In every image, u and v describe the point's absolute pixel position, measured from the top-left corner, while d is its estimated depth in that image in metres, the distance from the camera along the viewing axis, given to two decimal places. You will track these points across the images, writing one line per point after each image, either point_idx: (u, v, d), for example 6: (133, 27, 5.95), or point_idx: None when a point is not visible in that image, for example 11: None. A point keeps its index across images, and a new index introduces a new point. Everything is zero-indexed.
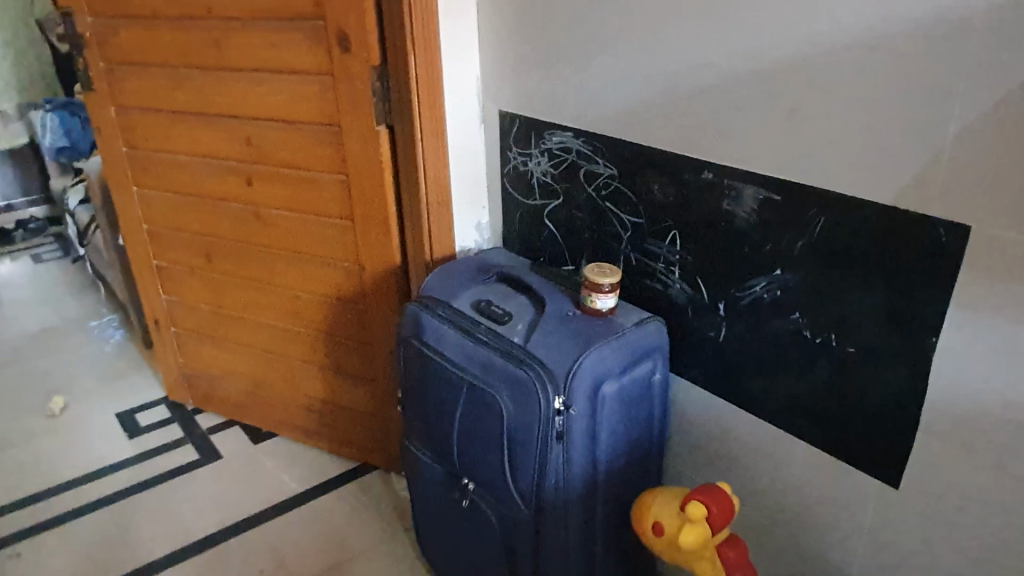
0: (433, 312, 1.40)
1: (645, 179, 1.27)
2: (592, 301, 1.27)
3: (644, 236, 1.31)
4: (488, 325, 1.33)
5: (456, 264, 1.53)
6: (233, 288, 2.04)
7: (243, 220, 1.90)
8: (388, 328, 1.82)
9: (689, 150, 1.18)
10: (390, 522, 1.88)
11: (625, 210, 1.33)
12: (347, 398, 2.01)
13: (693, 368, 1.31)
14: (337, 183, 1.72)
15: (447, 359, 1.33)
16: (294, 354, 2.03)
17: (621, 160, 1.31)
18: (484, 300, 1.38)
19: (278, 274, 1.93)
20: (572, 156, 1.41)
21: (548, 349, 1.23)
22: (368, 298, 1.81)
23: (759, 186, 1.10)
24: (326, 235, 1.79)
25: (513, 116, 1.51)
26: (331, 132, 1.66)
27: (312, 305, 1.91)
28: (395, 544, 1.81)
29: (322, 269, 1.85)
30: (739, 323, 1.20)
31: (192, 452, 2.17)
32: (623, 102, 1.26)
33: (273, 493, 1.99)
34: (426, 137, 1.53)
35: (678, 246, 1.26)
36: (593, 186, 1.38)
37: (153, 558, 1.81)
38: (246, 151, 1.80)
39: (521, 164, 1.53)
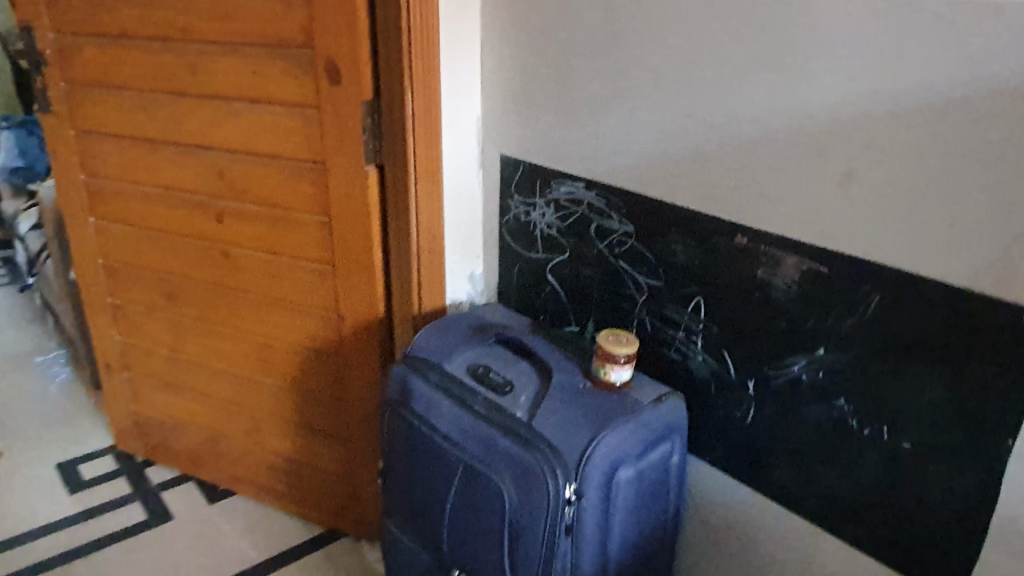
0: (423, 377, 1.25)
1: (667, 239, 1.15)
2: (605, 373, 1.14)
3: (663, 301, 1.19)
4: (486, 395, 1.18)
5: (447, 320, 1.39)
6: (195, 333, 1.86)
7: (210, 259, 1.74)
8: (367, 385, 1.66)
9: (720, 210, 1.07)
10: None
11: (642, 271, 1.21)
12: (315, 457, 1.83)
13: (713, 450, 1.18)
14: (318, 225, 1.57)
15: (439, 432, 1.19)
16: (259, 407, 1.85)
17: (639, 216, 1.18)
18: (480, 365, 1.24)
19: (247, 320, 1.76)
20: (582, 209, 1.28)
21: (556, 428, 1.09)
22: (346, 352, 1.65)
23: (802, 255, 0.98)
24: (303, 280, 1.64)
25: (517, 162, 1.38)
26: (314, 170, 1.52)
27: (283, 354, 1.75)
28: None
29: (297, 318, 1.69)
30: (772, 405, 1.08)
31: (138, 512, 1.96)
32: (645, 154, 1.15)
33: (231, 563, 1.79)
34: (420, 180, 1.39)
35: (702, 314, 1.14)
36: (604, 243, 1.26)
37: None
38: (218, 186, 1.65)
39: (523, 214, 1.41)
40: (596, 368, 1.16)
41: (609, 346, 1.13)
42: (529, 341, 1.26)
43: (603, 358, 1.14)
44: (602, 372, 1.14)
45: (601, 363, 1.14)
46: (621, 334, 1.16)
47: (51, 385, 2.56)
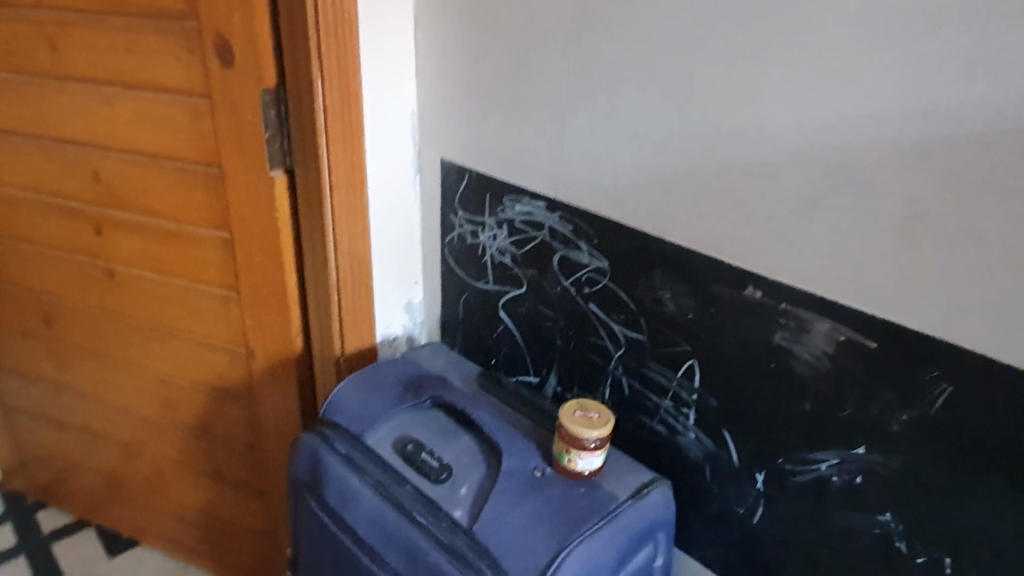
0: (338, 454, 0.97)
1: (651, 282, 0.88)
2: (570, 460, 0.87)
3: (646, 359, 0.92)
4: (416, 484, 0.92)
5: (372, 368, 1.10)
6: (82, 364, 1.54)
7: (92, 278, 1.42)
8: (286, 432, 1.37)
9: (724, 252, 0.80)
10: None
11: (618, 319, 0.94)
12: (229, 509, 1.54)
13: (706, 548, 0.93)
14: (218, 242, 1.27)
15: (356, 534, 0.92)
16: (160, 449, 1.55)
17: (615, 251, 0.91)
18: (410, 440, 0.97)
19: (140, 351, 1.45)
20: (542, 234, 1.00)
21: (507, 538, 0.83)
22: (258, 395, 1.36)
23: (838, 321, 0.72)
24: (203, 307, 1.34)
25: (461, 169, 1.10)
26: (208, 174, 1.21)
27: (185, 392, 1.45)
28: None
29: (199, 352, 1.39)
30: (789, 507, 0.82)
31: (22, 571, 1.65)
32: (625, 172, 0.87)
33: None
34: (338, 193, 1.08)
35: (697, 382, 0.87)
36: (570, 280, 0.98)
37: None
38: (95, 190, 1.33)
39: (469, 235, 1.12)
40: (557, 451, 0.89)
41: (577, 428, 0.86)
42: (474, 406, 0.98)
43: (568, 440, 0.87)
44: (565, 458, 0.88)
45: (565, 446, 0.88)
46: (592, 406, 0.90)
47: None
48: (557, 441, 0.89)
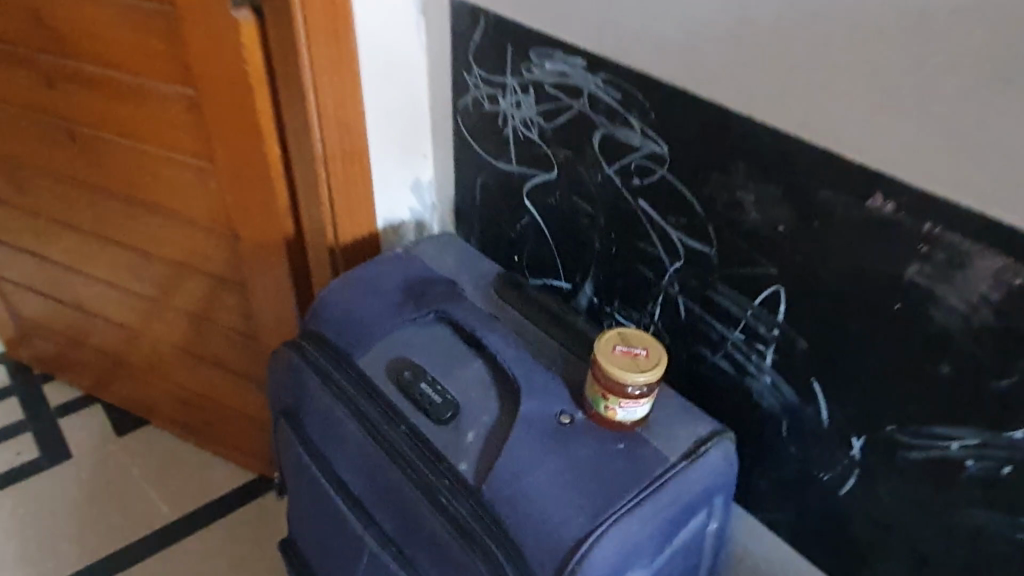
0: (324, 377, 0.80)
1: (729, 178, 0.64)
2: (608, 407, 0.68)
3: (712, 278, 0.70)
4: (414, 423, 0.73)
5: (366, 266, 0.89)
6: (61, 236, 1.37)
7: (53, 140, 1.21)
8: (283, 324, 1.21)
9: (844, 145, 0.55)
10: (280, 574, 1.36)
11: (676, 222, 0.71)
12: (232, 397, 1.42)
13: (773, 509, 0.75)
14: (184, 102, 1.03)
15: (343, 477, 0.76)
16: (154, 331, 1.41)
17: (678, 132, 0.66)
18: (408, 365, 0.77)
19: (118, 225, 1.27)
20: (580, 103, 0.75)
21: (523, 505, 0.65)
22: (249, 283, 1.18)
23: (1014, 259, 0.49)
24: (177, 179, 1.13)
25: (475, 12, 0.82)
26: (161, 15, 0.96)
27: (170, 273, 1.27)
28: None
29: (181, 231, 1.20)
30: (892, 484, 0.63)
31: (30, 447, 1.58)
32: (702, 19, 0.60)
33: (137, 523, 1.44)
34: (316, 42, 0.83)
35: (780, 314, 0.65)
36: (615, 167, 0.74)
37: None
38: (38, 33, 1.08)
39: (487, 100, 0.86)
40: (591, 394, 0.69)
41: (620, 373, 0.65)
42: (487, 326, 0.78)
43: (606, 384, 0.67)
44: (602, 404, 0.68)
45: (602, 391, 0.67)
46: (637, 337, 0.68)
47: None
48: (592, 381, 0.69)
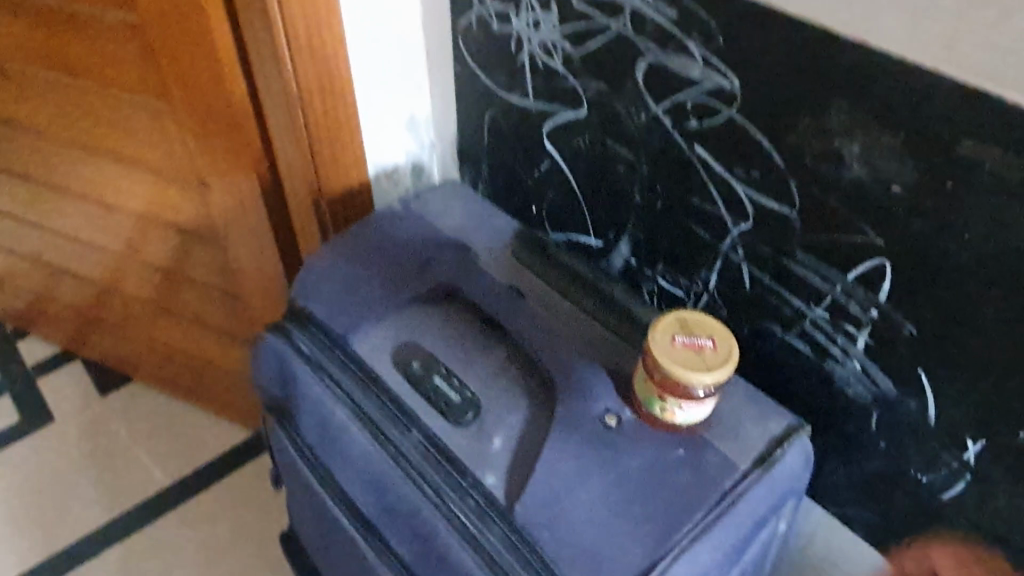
0: (316, 370, 0.67)
1: (824, 122, 0.50)
2: (662, 409, 0.56)
3: (790, 245, 0.56)
4: (427, 426, 0.61)
5: (360, 229, 0.75)
6: (11, 185, 1.21)
7: None
8: (267, 282, 1.07)
9: (996, 82, 0.42)
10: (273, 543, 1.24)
11: (745, 176, 0.57)
12: (218, 355, 1.29)
13: (851, 507, 0.64)
14: (129, 32, 0.86)
15: (348, 489, 0.65)
16: (127, 287, 1.27)
17: (757, 61, 0.51)
18: (416, 355, 0.65)
19: (72, 173, 1.10)
20: (619, 24, 0.59)
21: (569, 531, 0.55)
22: (224, 239, 1.03)
23: None
24: (130, 121, 0.96)
25: None
26: None
27: (136, 226, 1.12)
28: None
29: (142, 180, 1.04)
30: (1016, 494, 0.52)
31: (9, 408, 1.43)
32: None
33: (127, 485, 1.31)
34: None
35: (881, 293, 0.53)
36: (663, 107, 0.60)
37: None
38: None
39: (496, 19, 0.70)
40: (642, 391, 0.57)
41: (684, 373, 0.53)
42: (507, 311, 0.66)
43: (663, 384, 0.55)
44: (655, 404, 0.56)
45: (657, 390, 0.56)
46: (700, 324, 0.56)
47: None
48: (642, 376, 0.57)
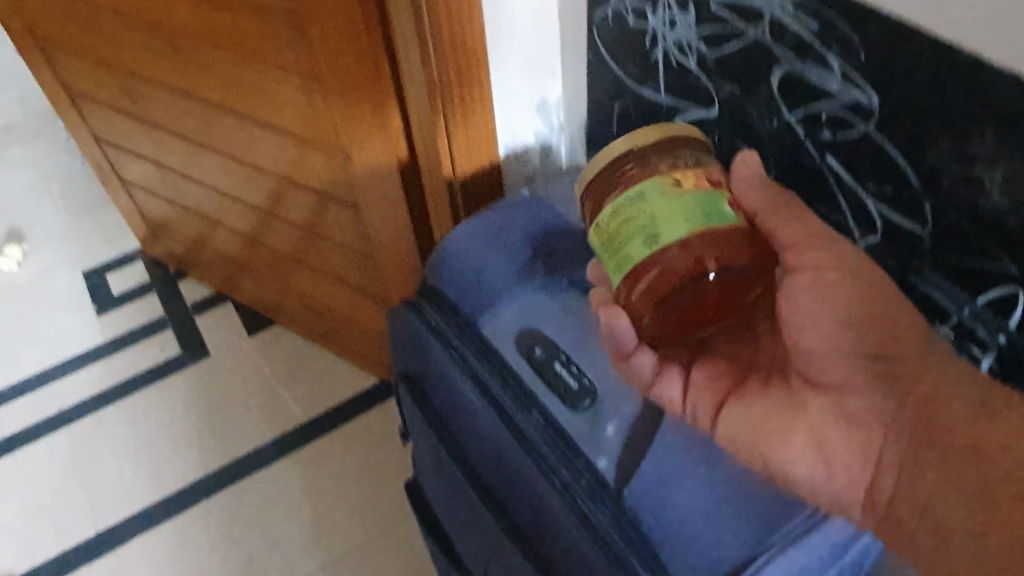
0: (445, 346, 0.72)
1: (967, 147, 0.49)
2: (723, 196, 0.51)
3: (921, 263, 0.57)
4: (546, 408, 0.66)
5: (489, 212, 0.80)
6: (177, 146, 1.30)
7: (153, 49, 1.11)
8: (399, 250, 1.13)
9: None
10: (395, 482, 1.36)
11: (877, 191, 0.57)
12: (348, 309, 1.37)
13: None
14: (284, 14, 0.90)
15: (474, 456, 0.72)
16: (273, 245, 1.37)
17: (902, 79, 0.51)
18: (539, 340, 0.70)
19: (227, 140, 1.18)
20: (757, 30, 0.59)
21: (669, 521, 0.59)
22: (362, 208, 1.10)
23: None
24: (281, 96, 1.02)
25: None
26: None
27: (283, 190, 1.20)
28: (394, 534, 1.30)
29: (287, 149, 1.11)
30: None
31: (172, 343, 1.60)
32: None
33: (270, 418, 1.46)
34: None
35: (1012, 321, 0.53)
36: (798, 116, 0.60)
37: (127, 518, 1.35)
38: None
39: (633, 13, 0.71)
40: (674, 215, 0.49)
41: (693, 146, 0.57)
42: None
43: (689, 161, 0.54)
44: (720, 201, 0.51)
45: (682, 165, 0.54)
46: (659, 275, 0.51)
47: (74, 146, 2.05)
48: (663, 178, 0.52)
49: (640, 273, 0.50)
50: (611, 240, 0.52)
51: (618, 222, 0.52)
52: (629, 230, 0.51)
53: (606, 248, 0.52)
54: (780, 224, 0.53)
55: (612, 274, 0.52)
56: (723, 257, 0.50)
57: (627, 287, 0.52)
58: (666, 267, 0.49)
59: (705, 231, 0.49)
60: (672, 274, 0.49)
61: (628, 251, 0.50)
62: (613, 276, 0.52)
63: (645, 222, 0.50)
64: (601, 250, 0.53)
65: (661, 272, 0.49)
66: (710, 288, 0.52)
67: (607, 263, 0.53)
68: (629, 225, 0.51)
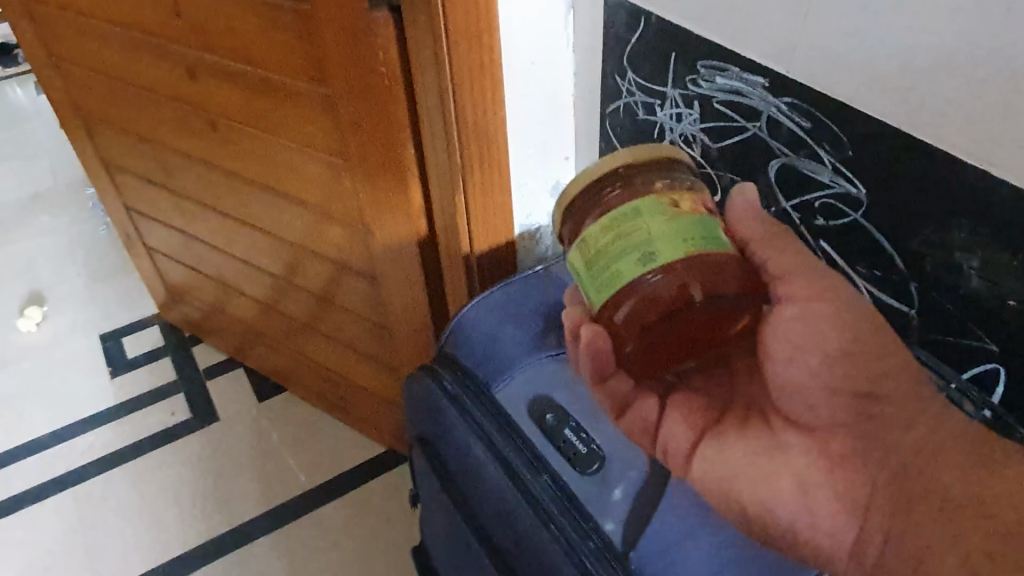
0: (462, 410, 0.76)
1: (947, 236, 0.54)
2: (717, 223, 0.55)
3: (909, 340, 0.62)
4: (557, 472, 0.69)
5: (504, 285, 0.85)
6: (205, 216, 1.36)
7: (192, 127, 1.18)
8: (416, 321, 1.17)
9: None
10: (399, 552, 1.36)
11: (867, 273, 0.62)
12: (359, 376, 1.41)
13: None
14: (316, 97, 0.95)
15: (486, 518, 0.74)
16: (289, 314, 1.41)
17: (884, 172, 0.56)
18: (549, 406, 0.73)
19: (254, 213, 1.24)
20: (755, 126, 0.66)
21: None
22: (380, 279, 1.14)
23: None
24: (311, 174, 1.08)
25: (636, 16, 0.74)
26: (297, 14, 0.87)
27: (304, 261, 1.25)
28: None
29: (310, 221, 1.16)
30: None
31: (183, 407, 1.63)
32: (937, 57, 0.50)
33: (276, 484, 1.47)
34: (457, 53, 0.77)
35: (994, 395, 0.58)
36: (793, 202, 0.66)
37: None
38: (167, 22, 1.03)
39: (643, 108, 0.80)
40: (671, 239, 0.51)
41: (680, 168, 0.59)
42: None
43: (682, 183, 0.56)
44: (715, 228, 0.54)
45: (676, 186, 0.55)
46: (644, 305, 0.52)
47: (101, 214, 2.13)
48: (661, 198, 0.54)
49: (630, 289, 0.52)
50: (601, 254, 0.54)
51: (611, 237, 0.53)
52: (623, 245, 0.52)
53: (595, 261, 0.54)
54: (771, 254, 0.57)
55: (599, 288, 0.53)
56: (712, 285, 0.52)
57: (613, 303, 0.53)
58: (653, 291, 0.51)
59: (701, 256, 0.52)
60: (662, 295, 0.51)
61: (621, 267, 0.52)
62: (599, 289, 0.54)
63: (642, 239, 0.52)
64: (588, 263, 0.55)
65: (654, 291, 0.52)
66: (695, 318, 0.54)
67: (594, 275, 0.54)
68: (624, 240, 0.53)
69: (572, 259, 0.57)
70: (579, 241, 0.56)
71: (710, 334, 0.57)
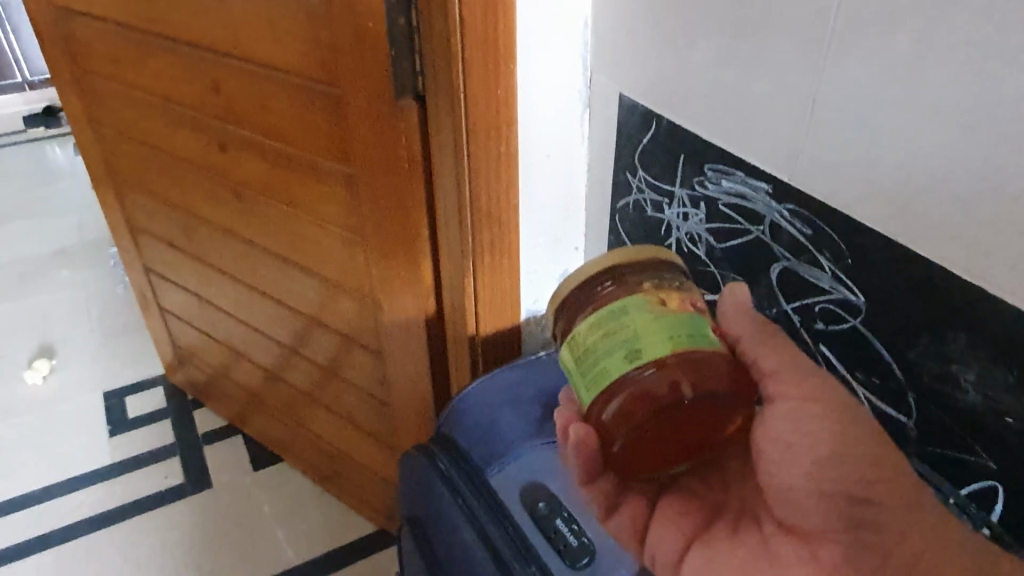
0: (456, 492, 0.75)
1: (943, 347, 0.55)
2: (705, 321, 0.55)
3: (907, 450, 0.62)
4: (545, 562, 0.68)
5: (507, 368, 0.85)
6: (219, 281, 1.39)
7: (217, 195, 1.22)
8: (416, 398, 1.17)
9: None
10: None
11: (866, 380, 0.63)
12: (357, 451, 1.39)
13: None
14: (338, 176, 0.99)
15: None
16: (291, 383, 1.42)
17: (883, 281, 0.58)
18: (545, 494, 0.73)
19: (268, 281, 1.27)
20: (758, 230, 0.68)
21: None
22: (384, 354, 1.15)
23: None
24: (326, 247, 1.10)
25: (648, 117, 0.77)
26: (328, 96, 0.91)
27: (311, 331, 1.26)
28: None
29: (321, 293, 1.18)
30: None
31: (177, 472, 1.61)
32: (932, 177, 0.51)
33: (262, 557, 1.44)
34: (476, 140, 0.80)
35: (993, 513, 0.57)
36: (794, 305, 0.67)
37: None
38: (205, 97, 1.09)
39: (652, 206, 0.82)
40: (656, 335, 0.51)
41: (669, 268, 0.60)
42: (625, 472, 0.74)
43: (671, 282, 0.57)
44: (703, 325, 0.54)
45: (664, 285, 0.56)
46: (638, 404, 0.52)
47: (120, 272, 2.18)
48: (648, 296, 0.54)
49: (619, 385, 0.52)
50: (587, 352, 0.54)
51: (598, 333, 0.54)
52: (611, 342, 0.53)
53: (583, 359, 0.54)
54: (762, 352, 0.57)
55: (588, 385, 0.53)
56: (702, 381, 0.52)
57: (603, 399, 0.53)
58: (643, 385, 0.51)
59: (689, 352, 0.52)
60: (653, 390, 0.51)
61: (607, 363, 0.52)
62: (588, 386, 0.53)
63: (628, 336, 0.52)
64: (577, 361, 0.55)
65: (642, 386, 0.51)
66: (686, 415, 0.54)
67: (582, 372, 0.54)
68: (610, 338, 0.53)
69: (562, 359, 0.57)
70: (569, 340, 0.57)
71: (705, 432, 0.57)
